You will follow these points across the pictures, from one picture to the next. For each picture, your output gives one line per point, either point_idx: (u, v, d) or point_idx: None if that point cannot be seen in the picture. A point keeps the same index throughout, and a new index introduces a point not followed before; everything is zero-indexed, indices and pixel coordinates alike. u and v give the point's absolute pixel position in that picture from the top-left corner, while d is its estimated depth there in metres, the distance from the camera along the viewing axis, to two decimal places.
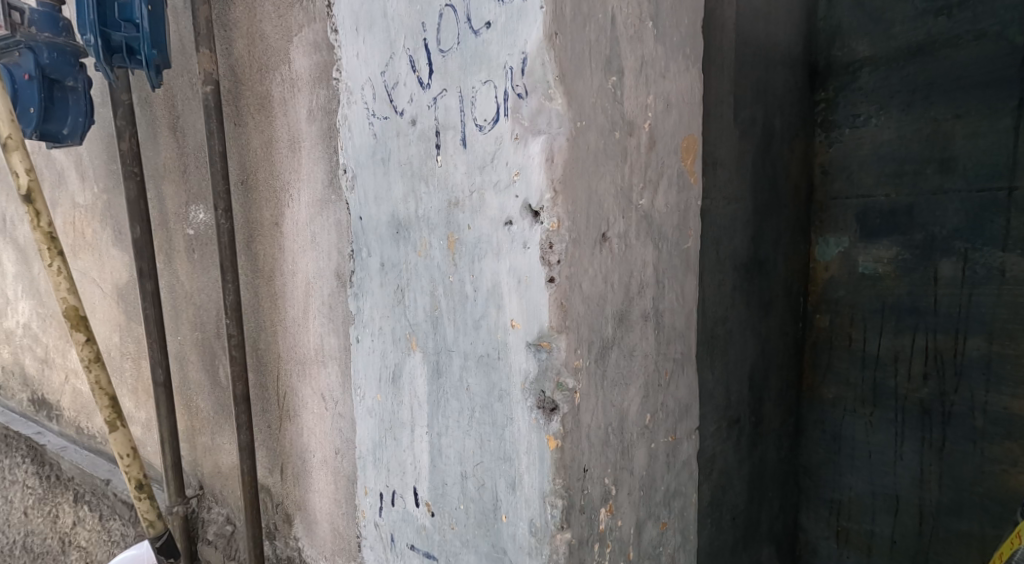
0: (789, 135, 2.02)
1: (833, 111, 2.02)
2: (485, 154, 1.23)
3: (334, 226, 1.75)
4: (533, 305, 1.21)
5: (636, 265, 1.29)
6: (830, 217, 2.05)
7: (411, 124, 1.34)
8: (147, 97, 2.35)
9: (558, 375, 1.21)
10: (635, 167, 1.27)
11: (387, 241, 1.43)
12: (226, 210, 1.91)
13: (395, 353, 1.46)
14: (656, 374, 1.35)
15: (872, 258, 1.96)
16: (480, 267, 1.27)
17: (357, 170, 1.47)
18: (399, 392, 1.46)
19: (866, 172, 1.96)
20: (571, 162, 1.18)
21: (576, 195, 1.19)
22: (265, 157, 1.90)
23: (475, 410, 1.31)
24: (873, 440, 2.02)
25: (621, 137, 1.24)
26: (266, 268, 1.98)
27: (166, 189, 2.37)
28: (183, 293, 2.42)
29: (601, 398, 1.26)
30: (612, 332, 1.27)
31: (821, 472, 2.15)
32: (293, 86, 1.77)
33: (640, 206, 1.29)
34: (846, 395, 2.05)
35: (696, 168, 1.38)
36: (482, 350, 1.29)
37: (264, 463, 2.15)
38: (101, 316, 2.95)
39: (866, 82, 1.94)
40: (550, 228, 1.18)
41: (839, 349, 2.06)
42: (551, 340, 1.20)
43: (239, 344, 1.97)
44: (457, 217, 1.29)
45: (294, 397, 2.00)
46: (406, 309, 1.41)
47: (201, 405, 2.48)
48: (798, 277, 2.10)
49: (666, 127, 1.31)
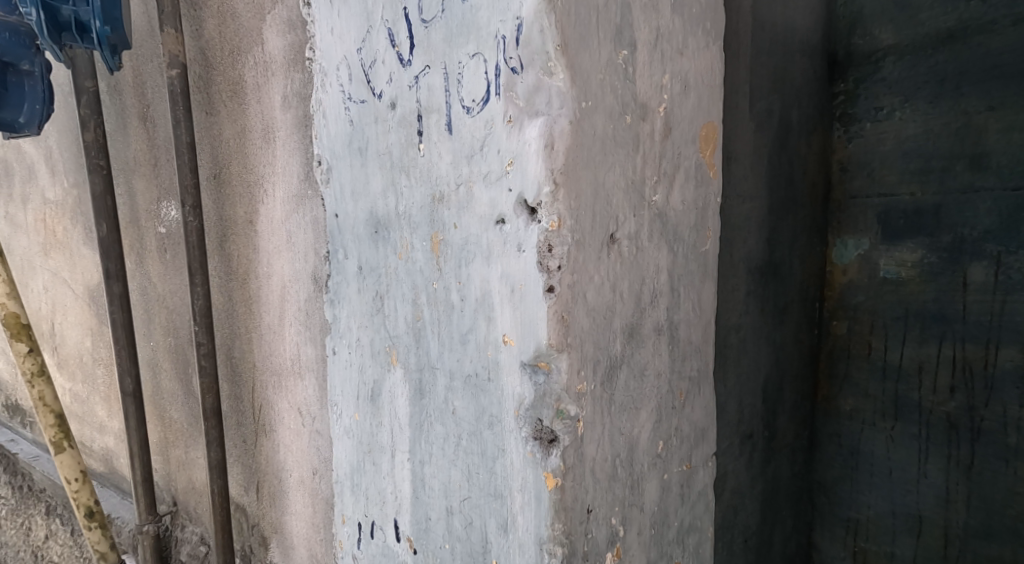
0: (807, 129, 1.86)
1: (854, 104, 1.85)
2: (474, 142, 1.07)
3: (310, 225, 1.59)
4: (529, 319, 1.04)
5: (649, 270, 1.13)
6: (849, 217, 1.88)
7: (391, 109, 1.17)
8: (116, 84, 2.19)
9: (558, 402, 1.05)
10: (648, 158, 1.11)
11: (365, 241, 1.27)
12: (194, 207, 1.75)
13: (373, 368, 1.30)
14: (670, 394, 1.19)
15: (895, 262, 1.80)
16: (468, 272, 1.11)
17: (332, 161, 1.31)
18: (378, 412, 1.30)
19: (889, 169, 1.80)
20: (573, 149, 1.02)
21: (579, 187, 1.03)
22: (238, 148, 1.74)
23: (462, 437, 1.15)
24: (893, 457, 1.85)
25: (632, 122, 1.08)
26: (239, 271, 1.82)
27: (137, 184, 2.21)
28: (155, 296, 2.26)
29: (608, 425, 1.10)
30: (621, 348, 1.11)
31: (836, 489, 1.98)
32: (266, 70, 1.61)
33: (653, 203, 1.13)
34: (865, 407, 1.89)
35: (716, 160, 1.22)
36: (470, 369, 1.12)
37: (238, 481, 1.98)
38: (73, 319, 2.78)
39: (890, 73, 1.78)
40: (549, 228, 1.02)
41: (857, 359, 1.89)
42: (550, 360, 1.04)
43: (209, 353, 1.81)
44: (442, 215, 1.13)
45: (269, 410, 1.83)
46: (386, 320, 1.25)
47: (175, 415, 2.32)
48: (816, 281, 1.94)
49: (684, 112, 1.15)
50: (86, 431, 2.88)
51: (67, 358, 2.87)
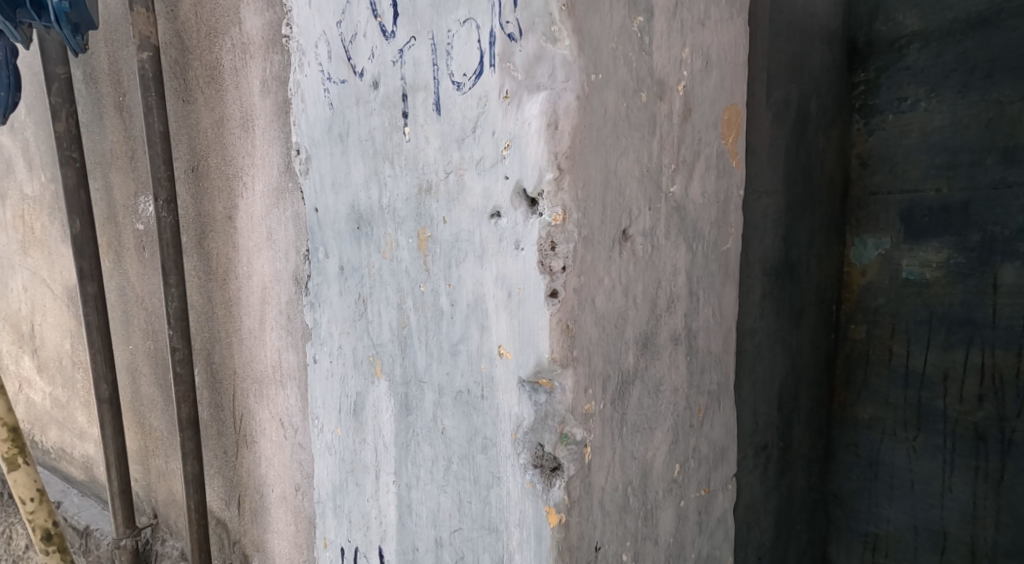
0: (825, 122, 1.65)
1: (875, 95, 1.64)
2: (466, 123, 0.95)
3: (292, 221, 1.46)
4: (528, 329, 0.92)
5: (666, 272, 1.01)
6: (868, 214, 1.67)
7: (373, 88, 1.05)
8: (91, 72, 2.06)
9: (561, 425, 0.92)
10: (665, 143, 0.99)
11: (347, 238, 1.15)
12: (168, 201, 1.62)
13: (356, 379, 1.17)
14: (687, 412, 1.06)
15: (919, 262, 1.59)
16: (458, 274, 0.98)
17: (311, 149, 1.19)
18: (362, 428, 1.17)
19: (913, 163, 1.58)
20: (581, 129, 0.89)
21: (587, 173, 0.90)
22: (216, 138, 1.61)
23: (452, 461, 1.03)
24: (915, 469, 1.64)
25: (648, 101, 0.96)
26: (218, 270, 1.69)
27: (114, 178, 2.09)
28: (133, 296, 2.13)
29: (619, 449, 0.98)
30: (633, 362, 0.98)
31: (852, 503, 1.75)
32: (244, 52, 1.49)
33: (671, 195, 1.00)
34: (885, 415, 1.67)
35: (740, 148, 1.09)
36: (461, 384, 1.00)
37: (219, 494, 1.86)
38: (53, 320, 2.66)
39: (915, 61, 1.56)
40: (552, 222, 0.90)
41: (877, 365, 1.67)
42: (553, 377, 0.92)
43: (184, 359, 1.69)
44: (430, 208, 1.01)
45: (250, 420, 1.71)
46: (369, 326, 1.13)
47: (154, 423, 2.19)
48: (833, 282, 1.72)
49: (705, 91, 1.02)
50: (67, 438, 2.76)
51: (47, 361, 2.74)
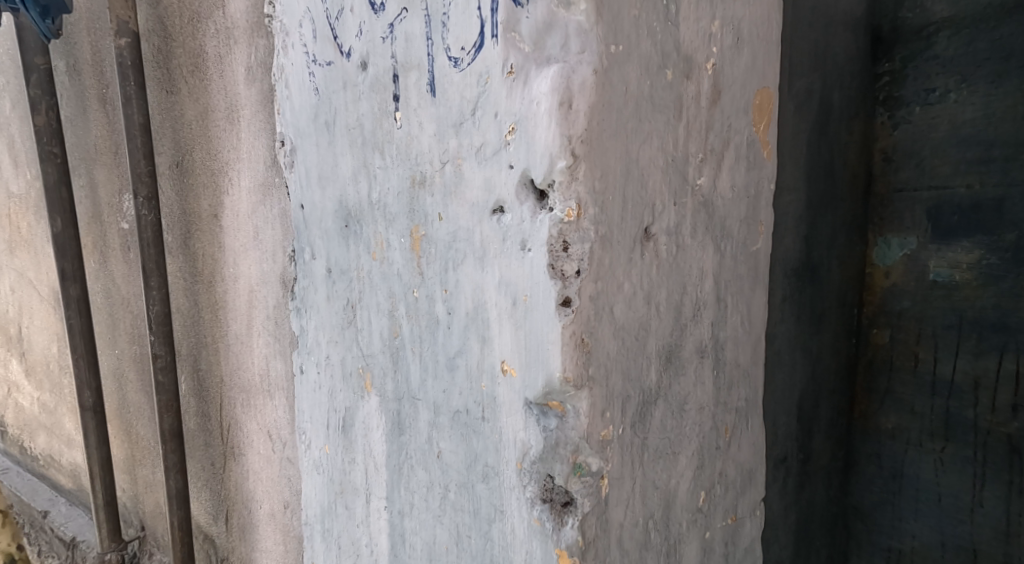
0: (847, 116, 1.44)
1: (900, 86, 1.42)
2: (464, 106, 0.85)
3: (278, 219, 1.36)
4: (536, 343, 0.82)
5: (691, 276, 0.91)
6: (892, 213, 1.45)
7: (361, 70, 0.95)
8: (74, 63, 1.96)
9: (575, 454, 0.82)
10: (692, 129, 0.89)
11: (334, 238, 1.05)
12: (149, 198, 1.52)
13: (345, 393, 1.08)
14: (713, 432, 0.97)
15: (948, 263, 1.38)
16: (456, 279, 0.89)
17: (296, 140, 1.09)
18: (351, 447, 1.08)
19: (942, 158, 1.37)
20: (598, 109, 0.78)
21: (606, 161, 0.80)
22: (200, 131, 1.51)
23: (449, 488, 0.94)
24: (944, 482, 1.42)
25: (674, 80, 0.85)
26: (204, 272, 1.58)
27: (98, 175, 1.98)
28: (119, 298, 2.03)
29: (640, 478, 0.88)
30: (655, 379, 0.89)
31: (875, 516, 1.54)
32: (228, 37, 1.38)
33: (699, 188, 0.90)
34: (909, 424, 1.46)
35: (771, 137, 0.99)
36: (459, 403, 0.91)
37: (206, 509, 1.75)
38: (40, 323, 2.56)
39: (945, 50, 1.35)
40: (564, 218, 0.79)
41: (901, 373, 1.46)
42: (565, 399, 0.82)
43: (167, 366, 1.58)
44: (424, 203, 0.91)
45: (237, 432, 1.60)
46: (358, 335, 1.03)
47: (141, 432, 2.09)
48: (853, 283, 1.50)
49: (735, 72, 0.92)
50: (55, 445, 2.66)
51: (34, 365, 2.64)
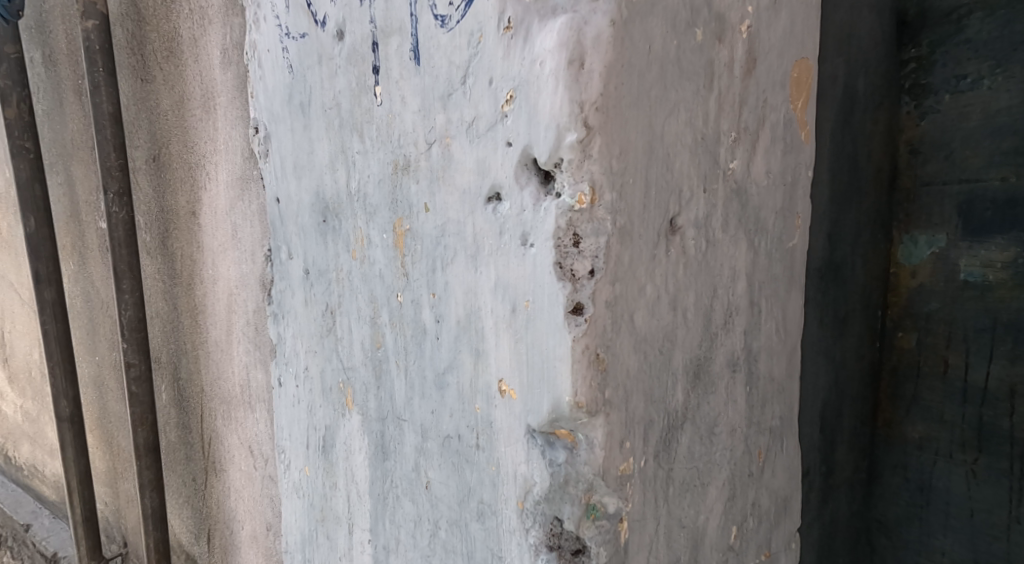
0: (871, 105, 1.27)
1: (928, 73, 1.25)
2: (453, 73, 0.74)
3: (257, 216, 1.24)
4: (540, 360, 0.71)
5: (722, 277, 0.81)
6: (920, 207, 1.28)
7: (337, 40, 0.85)
8: (49, 53, 1.84)
9: (588, 493, 0.71)
10: (724, 102, 0.78)
11: (311, 235, 0.96)
12: (120, 193, 1.41)
13: (325, 410, 0.99)
14: (745, 457, 0.87)
15: (980, 262, 1.20)
16: (443, 281, 0.79)
17: (270, 125, 0.99)
18: (332, 470, 0.99)
19: (974, 150, 1.20)
20: (615, 71, 0.66)
21: (627, 135, 0.68)
22: (175, 121, 1.39)
23: (439, 525, 0.85)
24: (977, 497, 1.25)
25: (704, 41, 0.74)
26: (183, 274, 1.47)
27: (75, 171, 1.87)
28: (98, 302, 1.91)
29: (665, 517, 0.79)
30: (682, 400, 0.79)
31: (900, 531, 1.36)
32: (203, 17, 1.27)
33: (731, 174, 0.80)
34: (939, 434, 1.28)
35: (810, 117, 0.88)
36: (450, 427, 0.81)
37: (187, 527, 1.63)
38: (21, 329, 2.44)
39: (977, 32, 1.18)
40: (575, 205, 0.68)
41: (929, 379, 1.29)
42: (576, 429, 0.71)
43: (140, 377, 1.47)
44: (408, 192, 0.81)
45: (217, 446, 1.49)
46: (339, 345, 0.94)
47: (122, 443, 1.98)
48: (878, 283, 1.33)
49: (773, 37, 0.81)
50: (39, 455, 2.55)
51: (16, 372, 2.53)
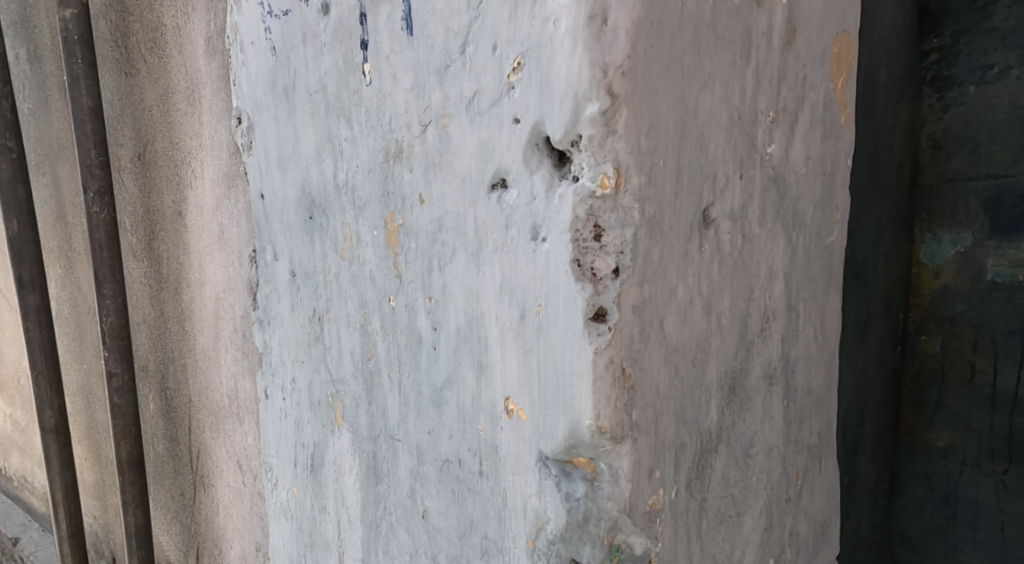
0: (897, 93, 1.18)
1: (950, 63, 1.14)
2: (451, 43, 0.66)
3: (244, 215, 1.16)
4: (553, 375, 0.63)
5: (759, 277, 0.73)
6: (944, 204, 1.17)
7: (322, 15, 0.77)
8: (34, 49, 1.77)
9: (610, 532, 0.63)
10: (762, 76, 0.70)
11: (297, 234, 0.88)
12: (100, 192, 1.33)
13: (313, 425, 0.91)
14: (783, 481, 0.80)
15: (1011, 260, 1.10)
16: (441, 283, 0.71)
17: (253, 115, 0.91)
18: (321, 493, 0.91)
19: (1002, 144, 1.09)
20: (640, 32, 0.58)
21: (657, 107, 0.61)
22: (160, 116, 1.31)
23: (438, 559, 0.77)
24: (1008, 510, 1.14)
25: (742, 4, 0.66)
26: (169, 278, 1.38)
27: (61, 171, 1.79)
28: (86, 308, 1.83)
29: (699, 554, 0.70)
30: (716, 419, 0.71)
31: (926, 545, 1.24)
32: (187, 4, 1.19)
33: (768, 158, 0.72)
34: (966, 442, 1.17)
35: (850, 98, 0.81)
36: (449, 451, 0.73)
37: (176, 545, 1.55)
38: (8, 335, 2.36)
39: (1005, 19, 1.07)
40: (597, 190, 0.59)
41: (956, 385, 1.18)
42: (597, 459, 0.62)
43: (123, 387, 1.39)
44: (401, 182, 0.73)
45: (206, 460, 1.41)
46: (327, 355, 0.86)
47: (110, 454, 1.89)
48: (898, 284, 1.23)
49: (813, 6, 0.74)
50: (28, 466, 2.46)
51: (5, 380, 2.45)
